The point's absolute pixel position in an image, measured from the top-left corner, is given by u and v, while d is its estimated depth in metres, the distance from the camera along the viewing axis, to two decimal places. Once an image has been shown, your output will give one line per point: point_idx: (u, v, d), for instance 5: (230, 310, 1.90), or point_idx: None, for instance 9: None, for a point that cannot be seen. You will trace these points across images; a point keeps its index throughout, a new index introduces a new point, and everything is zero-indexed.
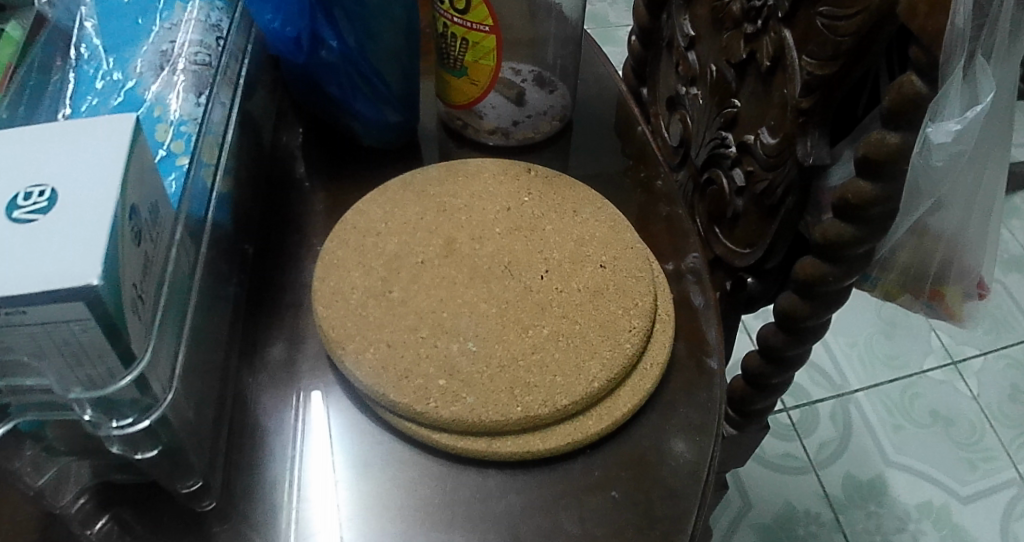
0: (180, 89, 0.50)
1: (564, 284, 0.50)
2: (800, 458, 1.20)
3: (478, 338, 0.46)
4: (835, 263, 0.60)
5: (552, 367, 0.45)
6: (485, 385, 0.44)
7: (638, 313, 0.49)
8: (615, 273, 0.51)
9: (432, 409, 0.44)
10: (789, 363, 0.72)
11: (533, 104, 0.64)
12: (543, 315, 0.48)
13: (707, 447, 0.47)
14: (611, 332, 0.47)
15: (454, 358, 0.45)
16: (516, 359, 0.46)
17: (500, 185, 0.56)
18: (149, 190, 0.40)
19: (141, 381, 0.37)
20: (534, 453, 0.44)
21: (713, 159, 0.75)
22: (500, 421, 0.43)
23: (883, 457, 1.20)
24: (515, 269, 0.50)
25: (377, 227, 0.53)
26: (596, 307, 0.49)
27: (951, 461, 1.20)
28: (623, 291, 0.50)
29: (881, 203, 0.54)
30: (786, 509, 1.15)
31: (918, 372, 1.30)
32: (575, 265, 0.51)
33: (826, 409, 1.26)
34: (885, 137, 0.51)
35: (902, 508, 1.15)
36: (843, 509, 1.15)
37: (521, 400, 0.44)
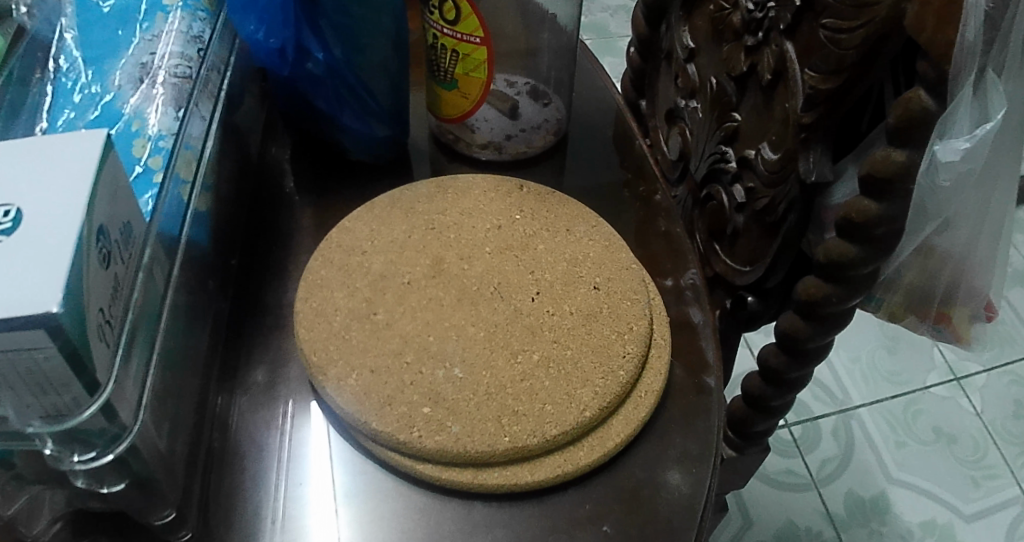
0: (160, 102, 0.48)
1: (556, 306, 0.48)
2: (802, 474, 1.18)
3: (465, 363, 0.45)
4: (838, 284, 0.58)
5: (541, 395, 0.43)
6: (471, 413, 0.42)
7: (632, 337, 0.47)
8: (609, 295, 0.49)
9: (416, 438, 0.42)
10: (790, 385, 0.70)
11: (527, 117, 0.63)
12: (533, 339, 0.46)
13: (705, 478, 0.45)
14: (605, 357, 0.45)
15: (440, 385, 0.44)
16: (504, 386, 0.44)
17: (490, 202, 0.54)
18: (121, 209, 0.39)
19: (108, 409, 0.35)
20: (521, 485, 0.42)
21: (712, 174, 0.73)
22: (486, 452, 0.41)
23: (886, 475, 1.18)
24: (506, 290, 0.48)
25: (362, 245, 0.51)
26: (589, 331, 0.47)
27: (954, 479, 1.17)
28: (617, 315, 0.48)
29: (885, 223, 0.53)
30: (788, 526, 1.13)
31: (921, 388, 1.28)
32: (568, 286, 0.49)
33: (829, 425, 1.23)
34: (891, 154, 0.50)
35: (905, 527, 1.13)
36: (845, 527, 1.13)
37: (509, 430, 0.42)
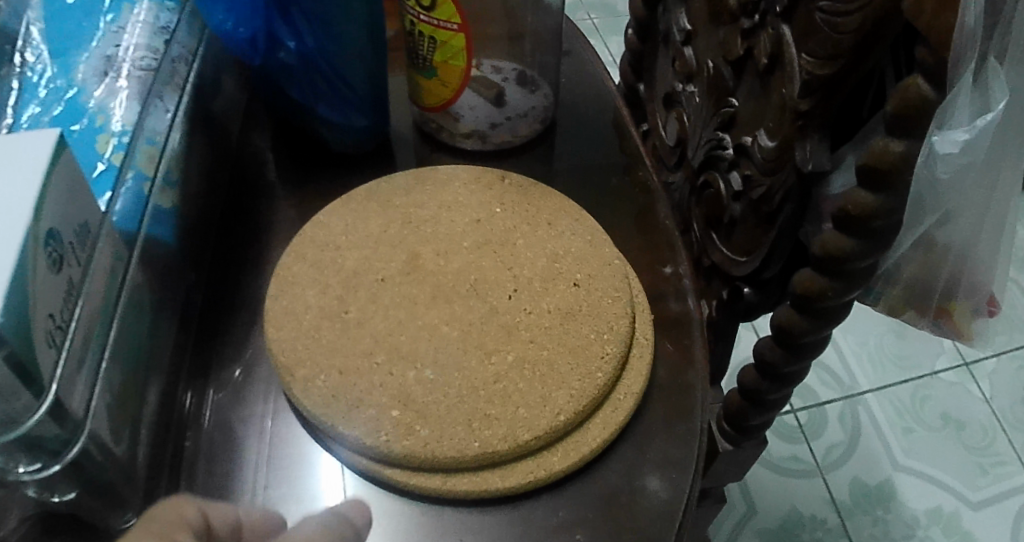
0: (124, 96, 0.47)
1: (533, 304, 0.46)
2: (806, 461, 1.17)
3: (437, 365, 0.43)
4: (835, 277, 0.56)
5: (515, 398, 0.42)
6: (441, 417, 0.41)
7: (612, 337, 0.45)
8: (589, 292, 0.47)
9: (384, 443, 0.41)
10: (786, 378, 0.68)
11: (513, 105, 0.61)
12: (508, 339, 0.44)
13: (685, 484, 0.43)
14: (582, 359, 0.44)
15: (411, 387, 0.42)
16: (476, 389, 0.42)
17: (471, 194, 0.52)
18: (79, 210, 0.37)
19: (58, 414, 0.34)
20: (491, 492, 0.41)
21: (709, 161, 0.71)
22: (456, 457, 0.40)
23: (892, 462, 1.16)
24: (482, 288, 0.47)
25: (337, 241, 0.49)
26: (567, 331, 0.45)
27: (961, 466, 1.16)
28: (597, 313, 0.46)
29: (883, 217, 0.51)
30: (791, 513, 1.12)
31: (930, 373, 1.25)
32: (547, 283, 0.47)
33: (834, 410, 1.22)
34: (889, 144, 0.47)
35: (910, 515, 1.11)
36: (849, 514, 1.11)
37: (480, 434, 0.41)
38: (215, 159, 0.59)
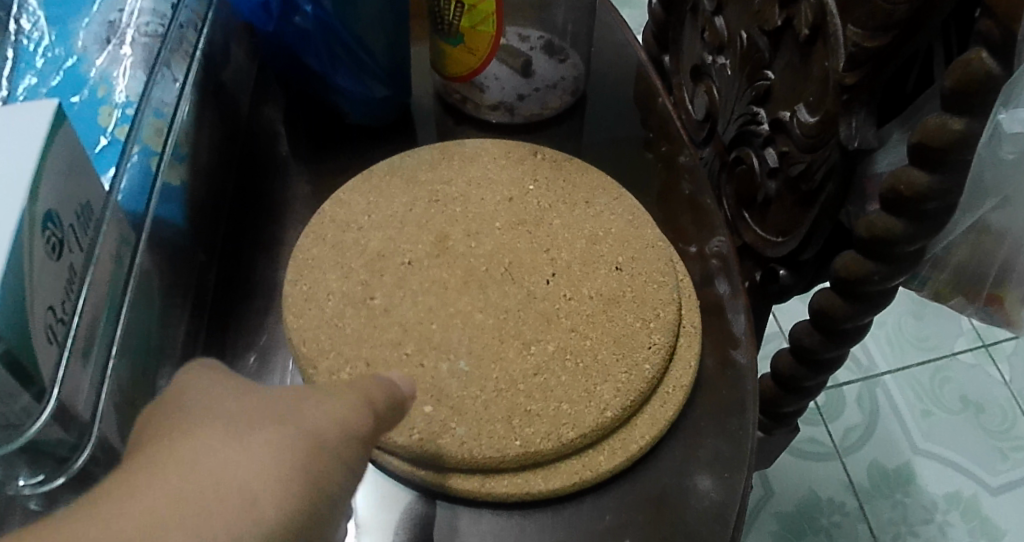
0: (128, 65, 0.43)
1: (573, 290, 0.43)
2: (823, 443, 1.11)
3: (471, 356, 0.40)
4: (883, 261, 0.53)
5: (557, 393, 0.39)
6: (478, 413, 0.38)
7: (659, 326, 0.42)
8: (633, 276, 0.44)
9: (417, 441, 0.37)
10: (824, 364, 0.65)
11: (541, 75, 0.57)
12: (548, 328, 0.41)
13: (738, 484, 0.40)
14: (627, 349, 0.41)
15: (444, 380, 0.39)
16: (515, 382, 0.39)
17: (501, 170, 0.49)
18: (81, 188, 0.34)
19: (63, 415, 0.31)
20: (533, 495, 0.38)
21: (742, 137, 0.67)
22: (495, 457, 0.37)
23: (910, 444, 1.10)
24: (517, 272, 0.44)
25: (359, 220, 0.46)
26: (610, 319, 0.42)
27: (980, 449, 1.10)
28: (642, 299, 0.43)
29: (937, 198, 0.47)
30: (810, 496, 1.07)
31: (948, 354, 1.19)
32: (588, 266, 0.44)
33: (853, 392, 1.15)
34: (947, 122, 0.44)
35: (928, 498, 1.05)
36: (869, 498, 1.06)
37: (520, 432, 0.38)
38: (224, 132, 0.55)
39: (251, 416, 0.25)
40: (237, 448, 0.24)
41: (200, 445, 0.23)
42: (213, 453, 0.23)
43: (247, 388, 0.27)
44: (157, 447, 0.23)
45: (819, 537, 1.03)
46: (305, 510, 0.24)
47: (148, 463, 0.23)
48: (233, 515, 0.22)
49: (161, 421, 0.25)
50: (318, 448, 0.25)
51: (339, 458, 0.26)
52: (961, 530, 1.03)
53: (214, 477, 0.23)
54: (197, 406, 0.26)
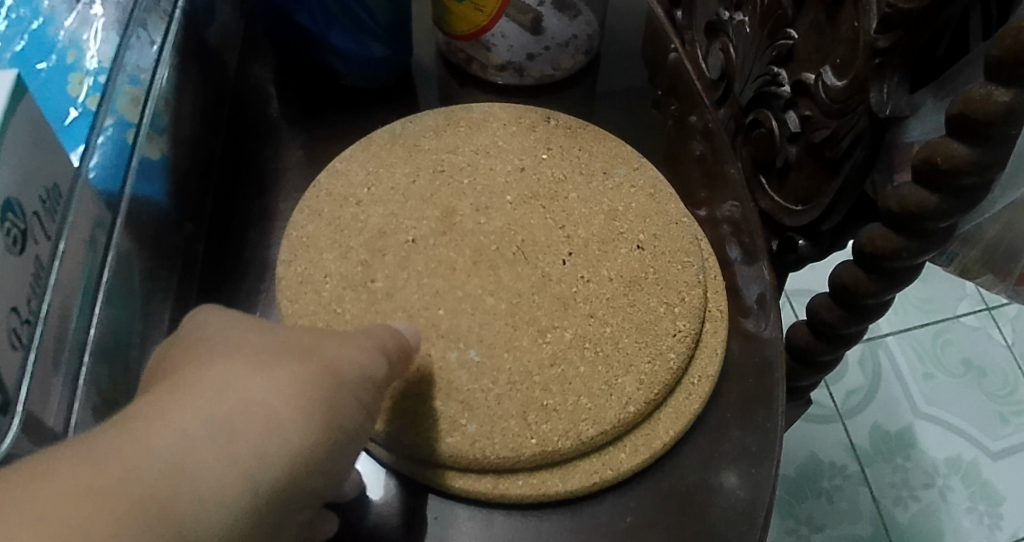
0: (99, 27, 0.40)
1: (592, 271, 0.40)
2: (825, 405, 1.00)
3: (482, 345, 0.37)
4: (913, 236, 0.48)
5: (576, 386, 0.36)
6: (491, 409, 0.35)
7: (684, 312, 0.39)
8: (655, 255, 0.41)
9: (425, 440, 0.35)
10: (844, 340, 0.61)
11: (551, 33, 0.51)
12: (565, 313, 0.38)
13: (766, 481, 0.38)
14: (650, 337, 0.38)
15: (454, 373, 0.36)
16: (529, 373, 0.36)
17: (511, 137, 0.45)
18: (47, 167, 0.30)
19: (32, 424, 0.28)
20: (550, 496, 0.36)
21: (762, 98, 0.60)
22: (510, 457, 0.35)
23: (913, 407, 1.00)
24: (531, 251, 0.40)
25: (357, 194, 0.42)
26: (632, 303, 0.39)
27: (981, 413, 1.00)
28: (666, 282, 0.40)
29: (975, 173, 0.43)
30: (810, 460, 0.96)
31: (951, 317, 1.07)
32: (607, 245, 0.41)
33: (855, 353, 1.05)
34: (992, 93, 0.40)
35: (929, 462, 0.96)
36: (869, 461, 0.96)
37: (537, 430, 0.35)
38: (210, 93, 0.51)
39: (282, 354, 0.29)
40: (261, 383, 0.26)
41: (228, 375, 0.26)
42: (242, 385, 0.26)
43: (268, 331, 0.30)
44: (186, 374, 0.26)
45: (820, 502, 0.93)
46: (324, 441, 0.27)
47: (181, 389, 0.25)
48: (263, 439, 0.25)
49: (184, 358, 0.28)
50: (332, 389, 0.28)
51: (349, 397, 0.29)
52: (963, 497, 0.94)
53: (249, 403, 0.26)
54: (223, 346, 0.28)
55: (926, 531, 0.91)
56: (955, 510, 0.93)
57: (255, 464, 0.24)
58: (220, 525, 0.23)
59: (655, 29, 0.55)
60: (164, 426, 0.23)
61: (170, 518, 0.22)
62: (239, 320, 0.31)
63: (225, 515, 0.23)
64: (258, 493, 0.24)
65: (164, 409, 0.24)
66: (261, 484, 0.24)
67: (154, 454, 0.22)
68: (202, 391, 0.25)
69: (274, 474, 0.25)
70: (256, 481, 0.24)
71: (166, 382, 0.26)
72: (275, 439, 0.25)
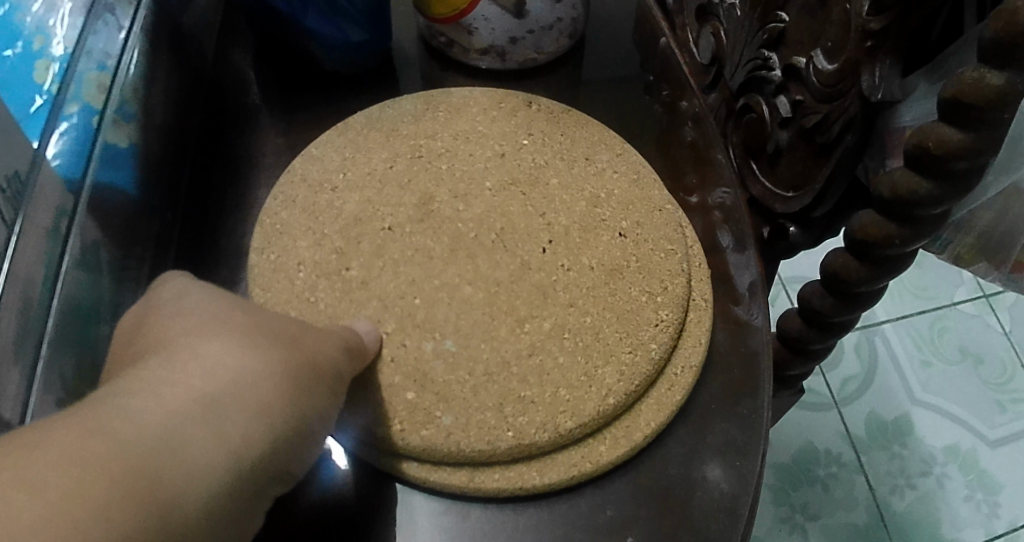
0: (66, 13, 0.41)
1: (572, 260, 0.39)
2: (819, 392, 1.00)
3: (459, 335, 0.36)
4: (903, 222, 0.47)
5: (554, 376, 0.36)
6: (467, 400, 0.35)
7: (666, 301, 0.38)
8: (638, 244, 0.40)
9: (398, 433, 0.34)
10: (836, 329, 0.60)
11: (537, 16, 0.50)
12: (545, 302, 0.38)
13: (750, 472, 0.37)
14: (631, 327, 0.37)
15: (429, 363, 0.36)
16: (507, 364, 0.36)
17: (492, 123, 0.44)
18: (10, 157, 0.31)
19: None
20: (528, 489, 0.35)
21: (752, 82, 0.58)
22: (486, 450, 0.34)
23: (909, 394, 0.99)
24: (511, 239, 0.39)
25: (333, 181, 0.41)
26: (613, 292, 0.38)
27: (978, 401, 0.99)
28: (648, 269, 0.39)
29: (969, 158, 0.42)
30: (805, 448, 0.96)
31: (948, 303, 1.07)
32: (587, 233, 0.40)
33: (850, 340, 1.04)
34: (986, 76, 0.39)
35: (925, 450, 0.95)
36: (865, 449, 0.95)
37: (513, 422, 0.35)
38: (183, 78, 0.49)
39: (262, 331, 0.29)
40: (243, 361, 0.27)
41: (218, 350, 0.27)
42: (229, 360, 0.27)
43: (243, 307, 0.30)
44: (181, 347, 0.26)
45: (814, 490, 0.93)
46: (300, 422, 0.28)
47: (175, 364, 0.26)
48: (251, 418, 0.26)
49: (156, 336, 0.28)
50: (307, 373, 0.29)
51: (321, 383, 0.30)
52: (960, 485, 0.93)
53: (234, 374, 0.26)
54: (202, 319, 0.28)
55: (921, 519, 0.91)
56: (952, 499, 0.92)
57: (242, 440, 0.25)
58: (203, 499, 0.24)
59: (643, 12, 0.54)
60: (149, 404, 0.24)
61: (160, 497, 0.22)
62: (213, 291, 0.31)
63: (211, 492, 0.24)
64: (245, 465, 0.25)
65: (153, 383, 0.25)
66: (243, 462, 0.25)
67: (145, 432, 0.23)
68: (188, 367, 0.26)
69: (261, 448, 0.26)
70: (243, 457, 0.25)
71: (159, 356, 0.26)
72: (262, 420, 0.26)
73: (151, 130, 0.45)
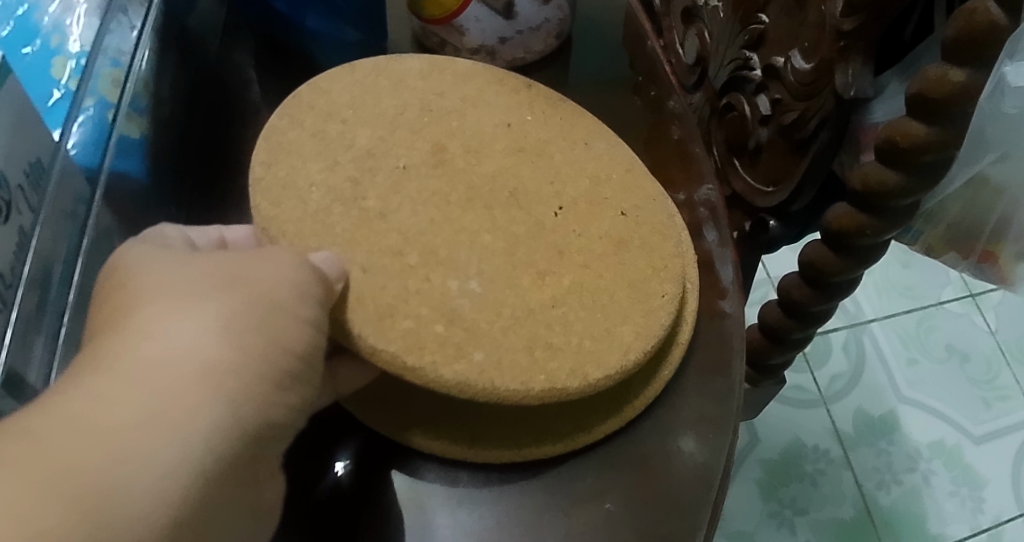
0: (81, 13, 0.43)
1: (582, 228, 0.41)
2: (810, 390, 1.01)
3: (483, 277, 0.38)
4: (875, 213, 0.50)
5: (578, 329, 0.38)
6: (496, 338, 0.37)
7: (668, 275, 0.41)
8: (639, 223, 0.42)
9: (431, 366, 0.35)
10: (813, 318, 0.62)
11: (525, 17, 0.53)
12: (561, 261, 0.40)
13: (721, 444, 0.41)
14: (642, 295, 0.40)
15: (454, 300, 0.37)
16: (533, 312, 0.38)
17: (496, 95, 0.46)
18: (30, 145, 0.34)
19: (13, 380, 0.33)
20: (527, 456, 0.38)
21: (733, 82, 0.61)
22: (521, 390, 0.36)
23: (895, 391, 1.01)
24: (527, 201, 0.42)
25: (342, 113, 0.43)
26: (622, 262, 0.41)
27: (963, 397, 1.02)
28: (651, 247, 0.42)
29: (935, 151, 0.44)
30: (793, 445, 0.97)
31: (935, 303, 1.09)
32: (594, 206, 0.43)
33: (839, 338, 1.05)
34: (948, 73, 0.41)
35: (912, 446, 0.98)
36: (854, 445, 0.97)
37: (545, 367, 0.37)
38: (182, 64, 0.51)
39: (213, 280, 0.31)
40: (173, 333, 0.29)
41: (159, 325, 0.29)
42: (164, 336, 0.29)
43: (199, 261, 0.32)
44: (127, 326, 0.29)
45: (803, 485, 0.95)
46: (254, 381, 0.29)
47: (115, 352, 0.28)
48: (189, 393, 0.28)
49: (117, 307, 0.31)
50: (253, 335, 0.30)
51: (275, 340, 0.31)
52: (945, 480, 0.95)
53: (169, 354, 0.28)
54: (151, 297, 0.30)
55: (907, 513, 0.93)
56: (938, 494, 0.94)
57: (184, 415, 0.27)
58: (144, 480, 0.26)
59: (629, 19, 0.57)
60: (84, 404, 0.26)
61: (99, 484, 0.25)
62: (172, 250, 0.33)
63: (155, 476, 0.26)
64: (194, 439, 0.27)
65: (90, 378, 0.27)
66: (189, 436, 0.27)
67: (75, 431, 0.26)
68: (123, 355, 0.28)
69: (208, 419, 0.28)
70: (189, 430, 0.27)
71: (108, 339, 0.29)
72: (203, 389, 0.28)
73: (166, 121, 0.48)
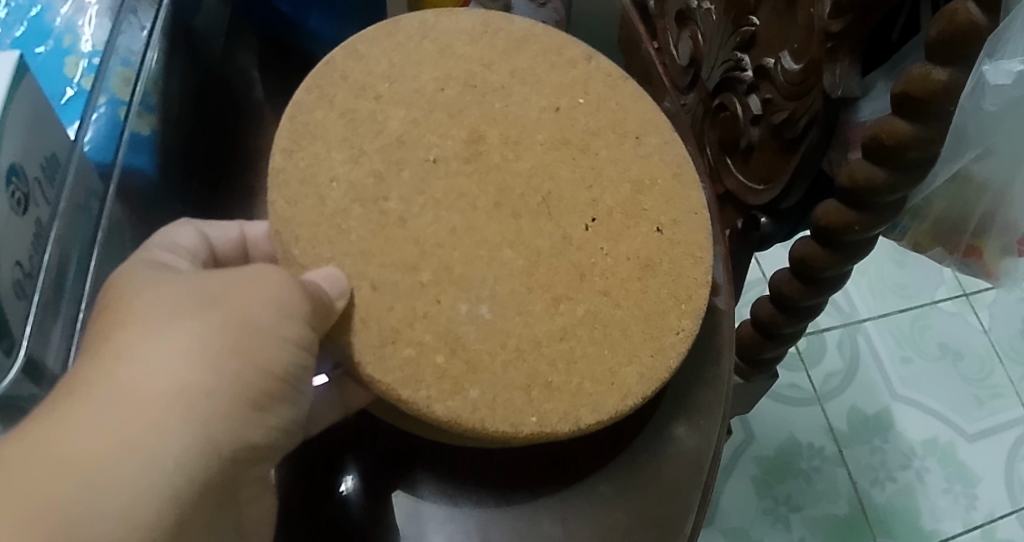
0: (93, 13, 0.44)
1: (610, 245, 0.43)
2: (805, 388, 1.02)
3: (494, 302, 0.40)
4: (863, 209, 0.51)
5: (580, 367, 0.40)
6: (493, 377, 0.38)
7: (690, 309, 0.43)
8: (673, 243, 0.44)
9: (427, 403, 0.37)
10: (801, 314, 0.64)
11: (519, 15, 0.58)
12: (580, 285, 0.41)
13: (710, 430, 0.43)
14: (656, 329, 0.42)
15: (462, 328, 0.39)
16: (539, 344, 0.40)
17: (551, 70, 0.47)
18: (45, 140, 0.36)
19: (33, 366, 0.35)
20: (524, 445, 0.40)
21: (725, 82, 0.62)
22: (510, 431, 0.38)
23: (890, 389, 1.03)
24: (556, 203, 0.43)
25: (377, 86, 0.44)
26: (644, 287, 0.42)
27: (957, 395, 1.03)
28: (677, 274, 0.43)
29: (920, 148, 0.46)
30: (788, 442, 0.98)
31: (929, 302, 1.10)
32: (629, 220, 0.44)
33: (834, 336, 1.06)
34: (931, 72, 0.43)
35: (906, 443, 0.99)
36: (848, 442, 0.99)
37: (538, 407, 0.38)
38: (188, 61, 0.51)
39: (196, 302, 0.32)
40: (151, 356, 0.30)
41: (138, 348, 0.30)
42: (142, 360, 0.30)
43: (186, 283, 0.33)
44: (110, 347, 0.30)
45: (797, 482, 0.96)
46: (226, 406, 0.31)
47: (95, 375, 0.29)
48: (163, 418, 0.29)
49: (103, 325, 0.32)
50: (229, 358, 0.31)
51: (251, 364, 0.32)
52: (938, 477, 0.97)
53: (147, 378, 0.30)
54: (134, 318, 0.31)
55: (901, 509, 0.95)
56: (931, 490, 0.96)
57: (157, 441, 0.28)
58: (117, 504, 0.27)
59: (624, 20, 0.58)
60: (61, 429, 0.28)
61: (75, 509, 0.26)
62: (161, 269, 0.34)
63: (126, 501, 0.27)
64: (167, 464, 0.28)
65: (70, 402, 0.29)
66: (161, 461, 0.28)
67: (53, 458, 0.27)
68: (102, 379, 0.29)
69: (180, 443, 0.29)
70: (161, 455, 0.28)
71: (91, 360, 0.30)
72: (176, 414, 0.29)
73: (173, 121, 0.49)
